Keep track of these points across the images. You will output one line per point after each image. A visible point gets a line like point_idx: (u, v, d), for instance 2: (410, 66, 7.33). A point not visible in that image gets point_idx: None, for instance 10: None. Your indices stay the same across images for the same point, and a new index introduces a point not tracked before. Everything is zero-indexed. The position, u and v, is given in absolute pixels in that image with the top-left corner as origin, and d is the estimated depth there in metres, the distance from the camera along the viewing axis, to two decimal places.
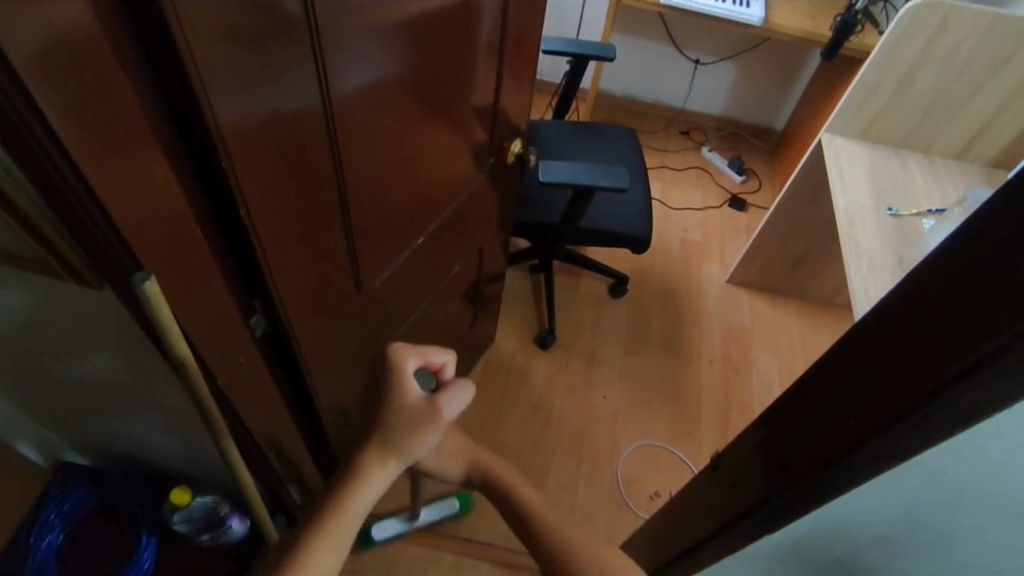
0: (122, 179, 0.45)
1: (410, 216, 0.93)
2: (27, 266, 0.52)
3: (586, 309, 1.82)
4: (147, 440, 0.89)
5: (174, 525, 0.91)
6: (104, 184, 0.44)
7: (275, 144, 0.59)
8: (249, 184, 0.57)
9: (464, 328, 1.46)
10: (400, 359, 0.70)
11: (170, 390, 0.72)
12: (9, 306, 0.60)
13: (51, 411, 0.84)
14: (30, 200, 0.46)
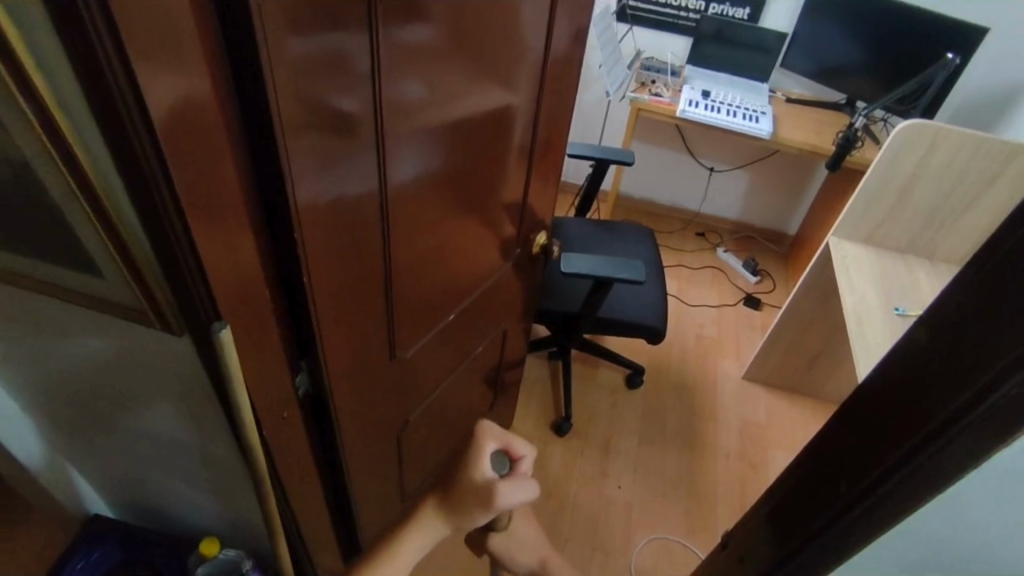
0: (212, 237, 0.54)
1: (442, 293, 1.02)
2: (123, 314, 0.60)
3: (603, 398, 1.85)
4: (181, 497, 0.94)
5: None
6: (203, 240, 0.53)
7: (338, 219, 0.68)
8: (313, 249, 0.66)
9: (485, 410, 1.50)
10: (478, 437, 0.70)
11: (214, 444, 0.77)
12: (95, 352, 0.69)
13: (104, 456, 0.91)
14: (145, 253, 0.54)
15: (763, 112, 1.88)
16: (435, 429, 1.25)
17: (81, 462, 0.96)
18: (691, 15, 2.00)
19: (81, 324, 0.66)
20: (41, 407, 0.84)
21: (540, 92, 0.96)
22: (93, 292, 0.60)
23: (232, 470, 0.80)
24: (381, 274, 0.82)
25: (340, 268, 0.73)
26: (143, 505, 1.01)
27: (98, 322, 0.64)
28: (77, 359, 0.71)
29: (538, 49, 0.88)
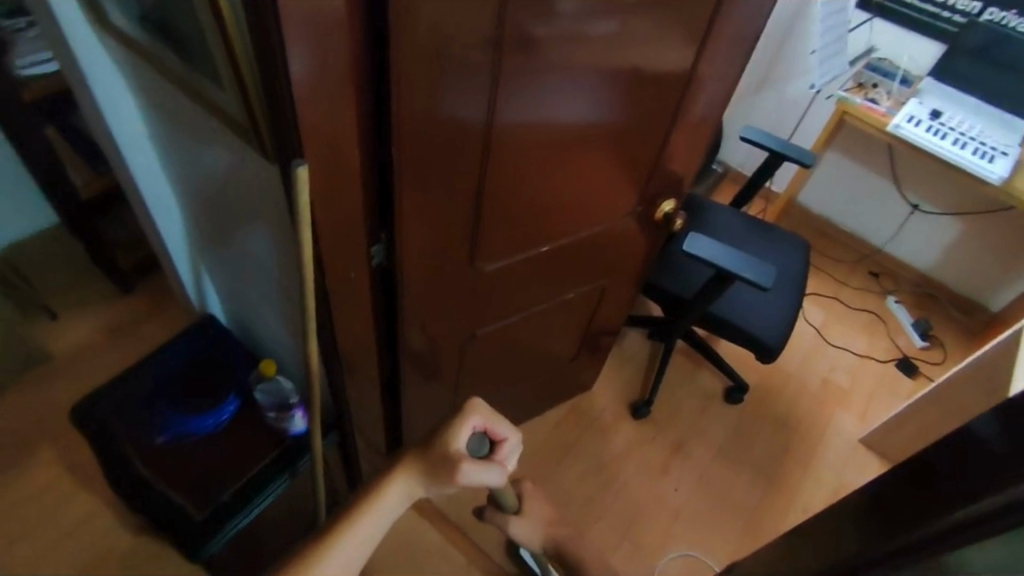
0: (313, 90, 0.59)
1: (549, 230, 1.03)
2: (241, 134, 0.70)
3: (693, 400, 1.75)
4: (266, 316, 1.09)
5: (255, 391, 1.09)
6: (301, 91, 0.59)
7: (441, 112, 0.71)
8: (408, 128, 0.70)
9: (564, 360, 1.50)
10: (463, 413, 0.77)
11: (290, 275, 0.87)
12: (223, 160, 0.81)
13: (228, 258, 1.08)
14: (253, 76, 0.62)
15: (1003, 152, 1.57)
16: (502, 354, 1.28)
17: (217, 263, 1.16)
18: (953, 18, 1.69)
19: (218, 137, 0.78)
20: (196, 201, 1.03)
21: (704, 57, 0.88)
22: (223, 107, 0.70)
23: (298, 303, 0.90)
24: (478, 182, 0.84)
25: (433, 159, 0.76)
26: (246, 314, 1.20)
27: (227, 138, 0.75)
28: (216, 168, 0.86)
29: (714, 10, 0.80)
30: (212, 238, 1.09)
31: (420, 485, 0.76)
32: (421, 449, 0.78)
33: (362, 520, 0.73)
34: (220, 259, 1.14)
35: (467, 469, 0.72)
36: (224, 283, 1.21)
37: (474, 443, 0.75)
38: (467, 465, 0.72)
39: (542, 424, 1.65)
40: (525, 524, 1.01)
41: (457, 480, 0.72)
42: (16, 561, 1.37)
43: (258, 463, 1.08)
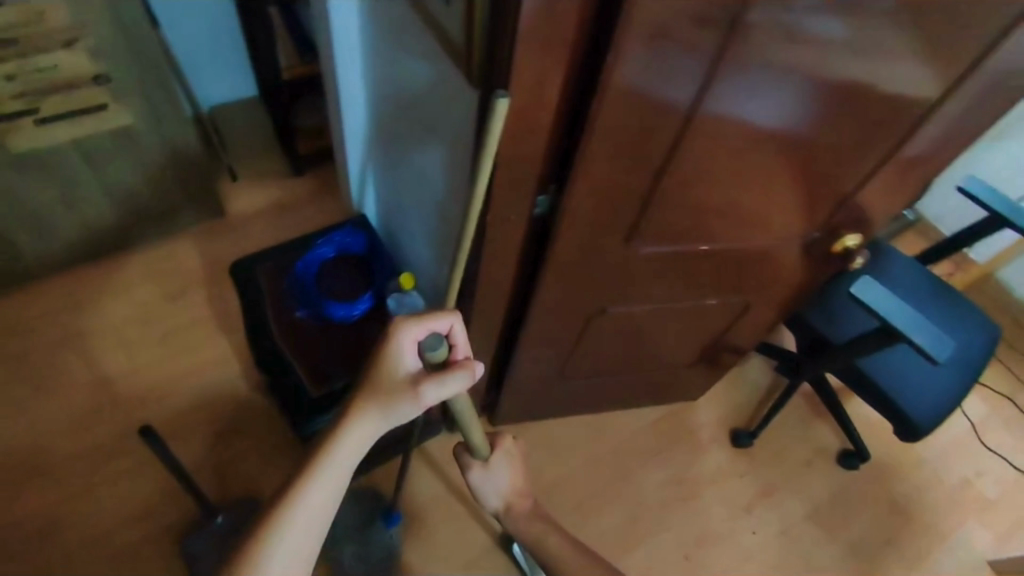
0: (535, 30, 0.59)
1: (714, 232, 0.97)
2: (451, 56, 0.71)
3: (803, 449, 1.62)
4: (416, 233, 1.13)
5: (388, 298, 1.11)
6: (524, 30, 0.59)
7: (647, 83, 0.67)
8: (612, 92, 0.67)
9: (680, 365, 1.45)
10: (395, 333, 0.80)
11: (453, 203, 0.89)
12: (425, 77, 0.84)
13: (398, 169, 1.13)
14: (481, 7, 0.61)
15: None
16: (623, 338, 1.25)
17: (383, 171, 1.23)
18: None
19: (426, 53, 0.80)
20: (383, 109, 1.09)
21: (955, 87, 0.76)
22: (441, 26, 0.71)
23: (453, 232, 0.93)
24: (657, 163, 0.80)
25: (626, 127, 0.73)
26: (398, 227, 1.26)
27: (435, 57, 0.77)
28: (414, 82, 0.89)
29: (988, 39, 0.70)
30: (388, 149, 1.14)
31: (378, 413, 0.79)
32: (370, 381, 0.81)
33: (335, 453, 0.78)
34: (389, 169, 1.19)
35: (430, 386, 0.78)
36: (385, 192, 1.27)
37: (427, 345, 0.79)
38: (427, 382, 0.77)
39: (637, 420, 1.64)
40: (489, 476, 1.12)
41: (421, 401, 0.78)
42: (161, 377, 1.59)
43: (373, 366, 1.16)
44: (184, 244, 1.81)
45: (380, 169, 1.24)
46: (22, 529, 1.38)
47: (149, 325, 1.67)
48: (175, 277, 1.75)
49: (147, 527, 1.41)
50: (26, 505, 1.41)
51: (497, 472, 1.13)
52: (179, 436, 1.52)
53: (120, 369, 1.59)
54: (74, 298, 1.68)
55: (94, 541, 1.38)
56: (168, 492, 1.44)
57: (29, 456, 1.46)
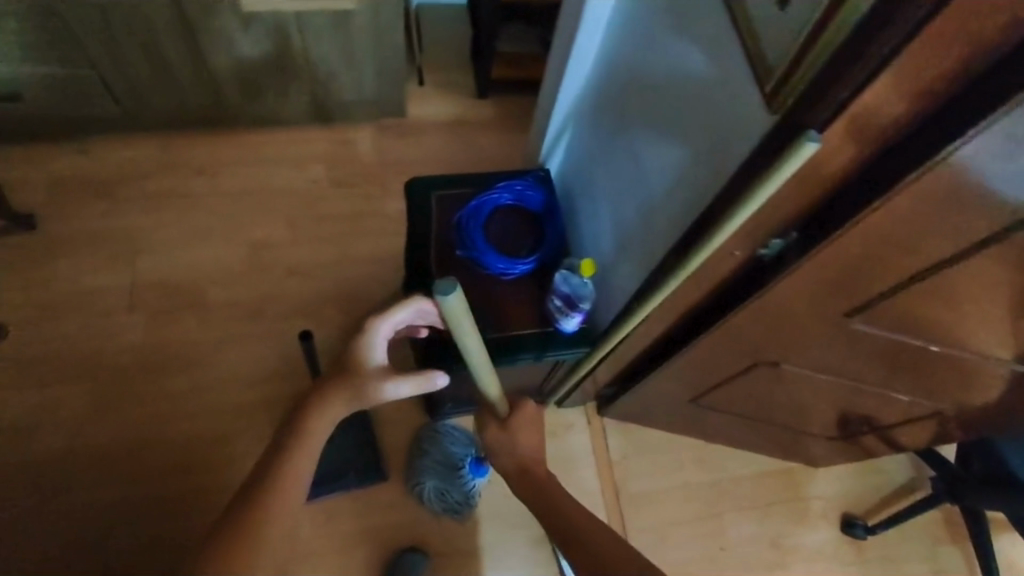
0: (896, 84, 0.50)
1: (956, 334, 0.80)
2: (757, 70, 0.61)
3: (914, 563, 1.49)
4: (605, 212, 1.07)
5: (559, 275, 1.06)
6: (884, 80, 0.50)
7: (983, 179, 0.54)
8: (933, 177, 0.55)
9: (820, 432, 1.34)
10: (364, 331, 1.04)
11: (672, 207, 0.82)
12: (694, 65, 0.74)
13: (606, 141, 1.06)
14: (836, 35, 0.51)
15: None
16: (782, 393, 1.15)
17: (586, 141, 1.16)
18: None
19: (715, 53, 0.70)
20: (614, 84, 1.00)
21: None
22: (761, 33, 0.61)
23: (659, 234, 0.86)
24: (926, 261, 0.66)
25: (921, 217, 0.60)
26: (580, 195, 1.20)
27: (729, 61, 0.67)
28: (678, 75, 0.79)
29: None
30: (602, 116, 1.07)
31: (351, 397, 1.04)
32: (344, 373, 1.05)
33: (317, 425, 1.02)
34: (593, 135, 1.12)
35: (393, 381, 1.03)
36: (578, 156, 1.20)
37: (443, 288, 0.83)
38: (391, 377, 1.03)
39: (748, 463, 1.54)
40: (527, 440, 1.16)
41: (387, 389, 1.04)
42: (311, 258, 1.66)
43: (516, 328, 1.13)
44: (363, 136, 1.83)
45: (582, 131, 1.18)
46: (165, 354, 1.51)
47: (313, 204, 1.72)
48: (346, 164, 1.78)
49: (266, 391, 1.51)
50: (173, 334, 1.53)
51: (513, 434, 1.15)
52: (312, 318, 1.60)
53: (278, 239, 1.67)
54: (256, 157, 1.76)
55: (220, 387, 1.50)
56: (291, 366, 1.54)
57: (185, 291, 1.58)
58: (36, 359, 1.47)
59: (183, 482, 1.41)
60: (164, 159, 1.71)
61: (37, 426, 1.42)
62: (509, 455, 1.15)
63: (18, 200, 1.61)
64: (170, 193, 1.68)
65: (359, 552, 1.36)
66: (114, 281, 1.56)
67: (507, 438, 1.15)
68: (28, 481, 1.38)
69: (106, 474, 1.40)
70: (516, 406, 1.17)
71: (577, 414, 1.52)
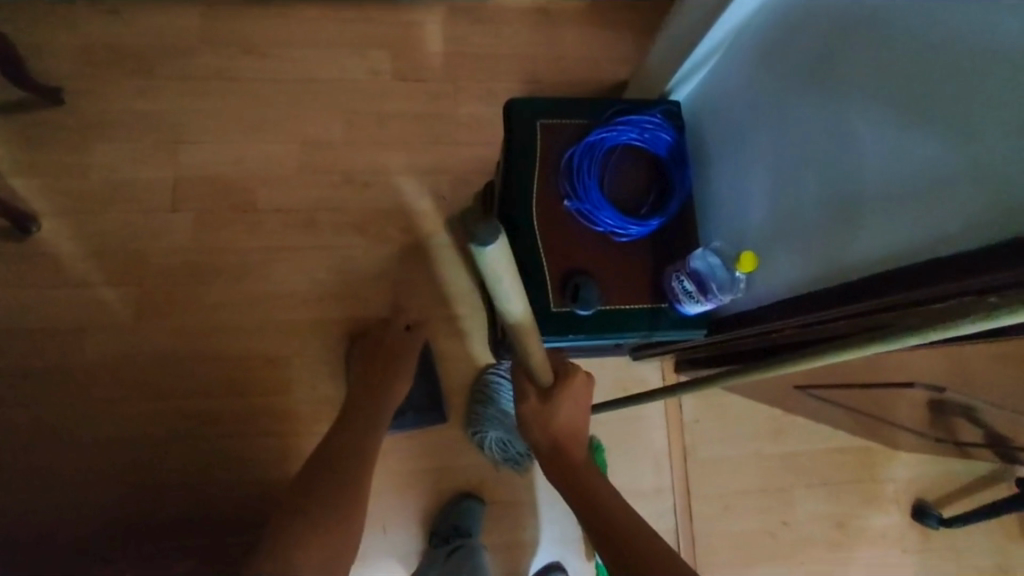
0: None
1: None
2: None
3: (984, 558, 1.42)
4: (763, 183, 0.89)
5: (691, 256, 0.93)
6: None
7: None
8: None
9: (927, 430, 1.22)
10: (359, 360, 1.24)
11: (910, 219, 0.65)
12: (1001, 48, 0.56)
13: (783, 95, 0.85)
14: None
15: None
16: (916, 399, 1.01)
17: (741, 88, 0.95)
18: None
19: None
20: (818, 34, 0.78)
21: None
22: None
23: (871, 245, 0.70)
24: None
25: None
26: (720, 146, 1.00)
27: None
28: (962, 62, 0.60)
29: None
30: (781, 64, 0.86)
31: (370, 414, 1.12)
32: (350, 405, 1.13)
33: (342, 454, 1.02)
34: (758, 82, 0.91)
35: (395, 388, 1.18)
36: (725, 98, 0.99)
37: (484, 230, 0.65)
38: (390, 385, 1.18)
39: (829, 440, 1.43)
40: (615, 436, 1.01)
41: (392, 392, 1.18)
42: (370, 165, 1.47)
43: (628, 302, 0.96)
44: (435, 19, 1.55)
45: (737, 68, 0.96)
46: (211, 262, 1.38)
47: (376, 101, 1.50)
48: (414, 54, 1.53)
49: (321, 314, 1.39)
50: (221, 241, 1.39)
51: (556, 408, 0.94)
52: (369, 235, 1.43)
53: (334, 138, 1.47)
54: (310, 35, 1.50)
55: (271, 304, 1.38)
56: (346, 288, 1.40)
57: (232, 192, 1.41)
58: (74, 257, 1.35)
59: (234, 402, 1.34)
60: (206, 31, 1.47)
61: (80, 330, 1.33)
62: (543, 430, 0.94)
63: (44, 69, 1.41)
64: (212, 73, 1.45)
65: (415, 491, 1.31)
66: (154, 174, 1.40)
67: (544, 411, 0.94)
68: (74, 386, 1.31)
69: (155, 387, 1.33)
70: (562, 375, 0.95)
71: (653, 372, 1.40)
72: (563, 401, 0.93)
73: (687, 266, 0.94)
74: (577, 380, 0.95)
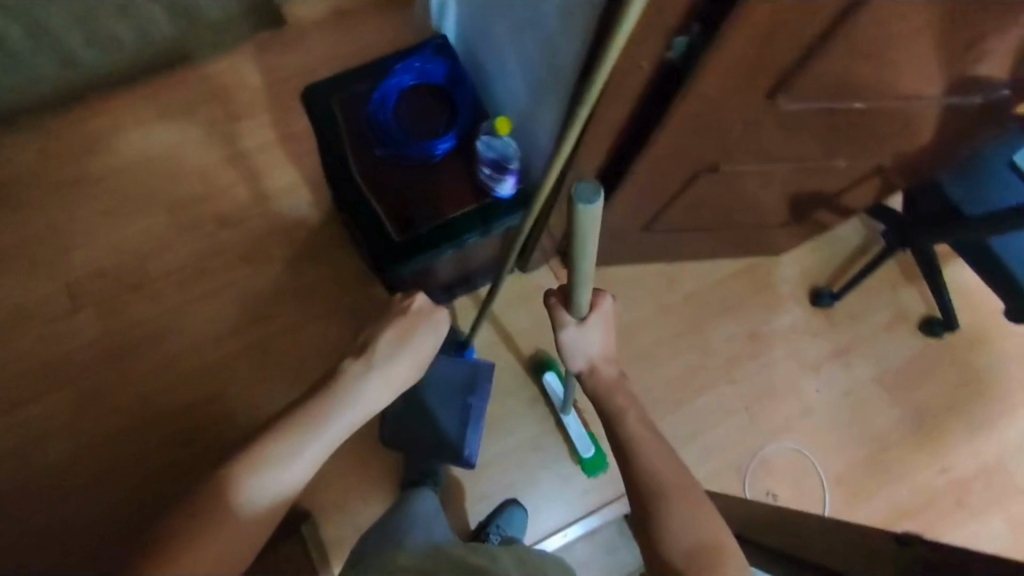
0: None
1: (859, 86, 0.83)
2: None
3: (882, 314, 1.59)
4: (508, 69, 1.05)
5: (477, 142, 1.07)
6: None
7: None
8: None
9: (774, 222, 1.38)
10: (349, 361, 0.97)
11: (568, 39, 0.81)
12: None
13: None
14: None
15: None
16: (727, 193, 1.16)
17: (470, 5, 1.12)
18: None
19: None
20: None
21: None
22: None
23: (563, 73, 0.86)
24: (834, 9, 0.68)
25: None
26: (480, 60, 1.16)
27: None
28: None
29: None
30: None
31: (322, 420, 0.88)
32: (302, 406, 0.89)
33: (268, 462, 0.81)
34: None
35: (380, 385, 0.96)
36: (468, 18, 1.15)
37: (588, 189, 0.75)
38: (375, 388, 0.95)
39: (717, 270, 1.59)
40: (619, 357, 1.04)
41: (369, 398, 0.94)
42: (235, 202, 1.58)
43: (453, 210, 1.09)
44: (244, 57, 1.67)
45: None
46: (127, 339, 1.48)
47: (219, 146, 1.61)
48: (238, 92, 1.65)
49: (241, 343, 1.50)
50: (128, 318, 1.49)
51: (591, 331, 1.00)
52: (258, 261, 1.55)
53: (195, 191, 1.58)
54: (140, 112, 1.61)
55: (194, 353, 1.48)
56: (256, 315, 1.51)
57: (122, 273, 1.51)
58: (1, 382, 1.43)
59: (191, 448, 1.44)
60: (46, 143, 1.56)
61: (29, 442, 1.41)
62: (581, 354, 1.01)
63: None
64: (65, 178, 1.55)
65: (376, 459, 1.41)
66: (46, 285, 1.49)
67: (580, 333, 0.99)
68: (43, 490, 1.39)
69: (116, 463, 1.42)
70: (596, 306, 0.99)
71: (542, 273, 1.53)
72: (593, 329, 0.99)
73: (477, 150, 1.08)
74: (609, 310, 1.00)
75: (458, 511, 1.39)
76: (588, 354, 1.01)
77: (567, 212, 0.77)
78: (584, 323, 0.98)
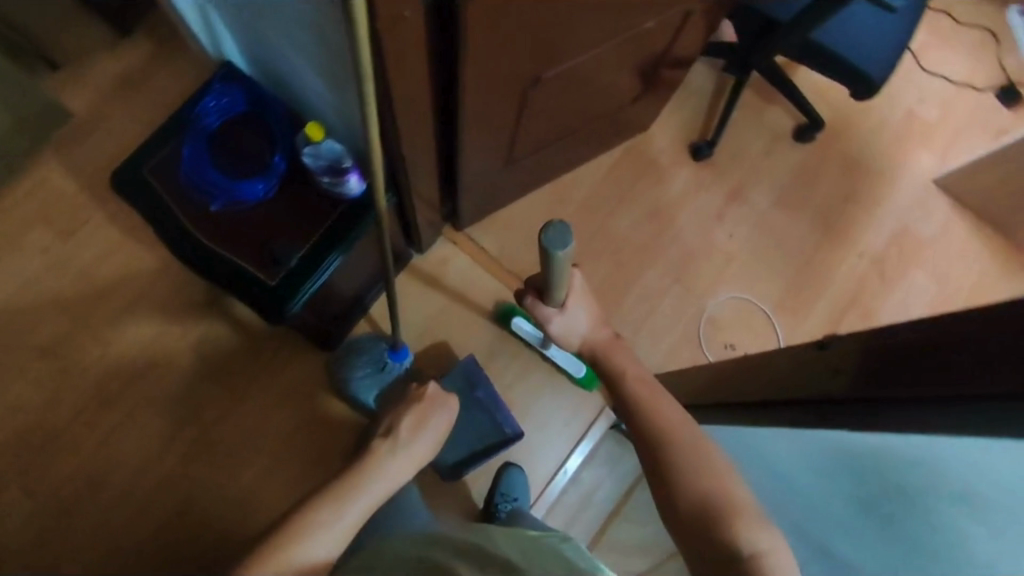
0: None
1: None
2: None
3: (758, 141, 1.65)
4: (299, 70, 0.99)
5: (303, 156, 1.02)
6: None
7: None
8: None
9: (626, 101, 1.38)
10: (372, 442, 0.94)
11: (327, 19, 0.76)
12: None
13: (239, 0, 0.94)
14: None
15: None
16: (566, 95, 1.15)
17: (235, 20, 1.03)
18: None
19: None
20: None
21: None
22: None
23: (343, 53, 0.81)
24: None
25: None
26: (273, 71, 1.09)
27: None
28: None
29: None
30: None
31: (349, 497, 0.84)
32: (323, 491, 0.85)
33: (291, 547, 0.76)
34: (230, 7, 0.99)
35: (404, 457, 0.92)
36: (240, 34, 1.07)
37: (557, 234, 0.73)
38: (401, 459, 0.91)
39: (599, 168, 1.60)
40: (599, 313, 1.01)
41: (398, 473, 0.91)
42: (109, 313, 1.47)
43: (313, 230, 1.04)
44: (43, 164, 1.52)
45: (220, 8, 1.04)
46: (65, 494, 1.38)
47: (62, 265, 1.48)
48: (55, 202, 1.50)
49: (183, 445, 1.43)
50: (56, 474, 1.39)
51: (575, 313, 0.97)
52: (161, 360, 1.46)
53: (61, 320, 1.46)
54: None
55: (141, 476, 1.41)
56: (184, 411, 1.44)
57: (27, 434, 1.40)
58: None
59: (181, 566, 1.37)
60: None
61: None
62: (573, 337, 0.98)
63: None
64: None
65: None
66: None
67: (564, 318, 0.96)
68: None
69: None
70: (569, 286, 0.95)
71: (443, 245, 1.51)
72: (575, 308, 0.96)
73: (306, 163, 1.02)
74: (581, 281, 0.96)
75: (461, 496, 1.40)
76: (579, 330, 0.99)
77: (543, 259, 0.76)
78: (565, 309, 0.95)
